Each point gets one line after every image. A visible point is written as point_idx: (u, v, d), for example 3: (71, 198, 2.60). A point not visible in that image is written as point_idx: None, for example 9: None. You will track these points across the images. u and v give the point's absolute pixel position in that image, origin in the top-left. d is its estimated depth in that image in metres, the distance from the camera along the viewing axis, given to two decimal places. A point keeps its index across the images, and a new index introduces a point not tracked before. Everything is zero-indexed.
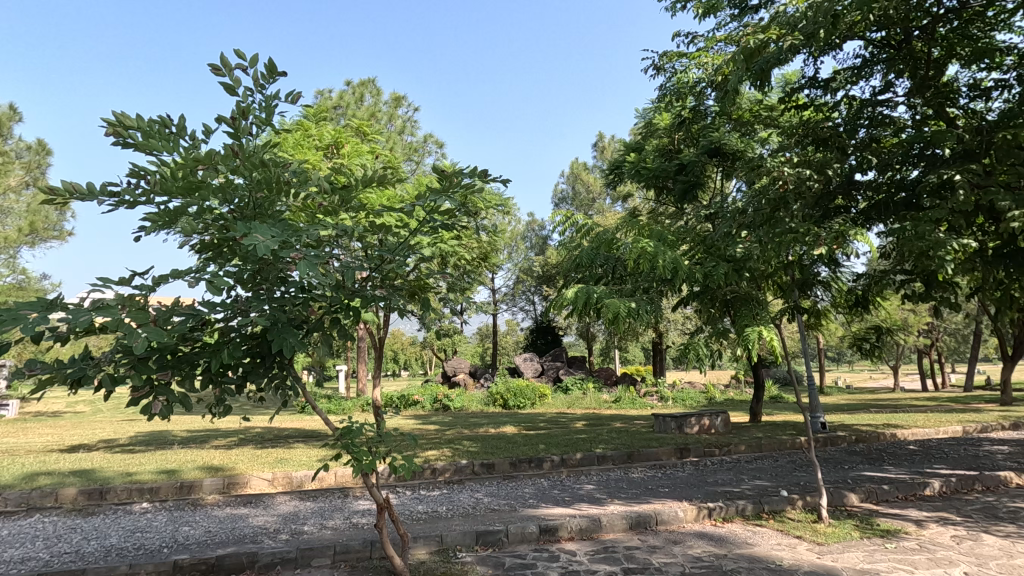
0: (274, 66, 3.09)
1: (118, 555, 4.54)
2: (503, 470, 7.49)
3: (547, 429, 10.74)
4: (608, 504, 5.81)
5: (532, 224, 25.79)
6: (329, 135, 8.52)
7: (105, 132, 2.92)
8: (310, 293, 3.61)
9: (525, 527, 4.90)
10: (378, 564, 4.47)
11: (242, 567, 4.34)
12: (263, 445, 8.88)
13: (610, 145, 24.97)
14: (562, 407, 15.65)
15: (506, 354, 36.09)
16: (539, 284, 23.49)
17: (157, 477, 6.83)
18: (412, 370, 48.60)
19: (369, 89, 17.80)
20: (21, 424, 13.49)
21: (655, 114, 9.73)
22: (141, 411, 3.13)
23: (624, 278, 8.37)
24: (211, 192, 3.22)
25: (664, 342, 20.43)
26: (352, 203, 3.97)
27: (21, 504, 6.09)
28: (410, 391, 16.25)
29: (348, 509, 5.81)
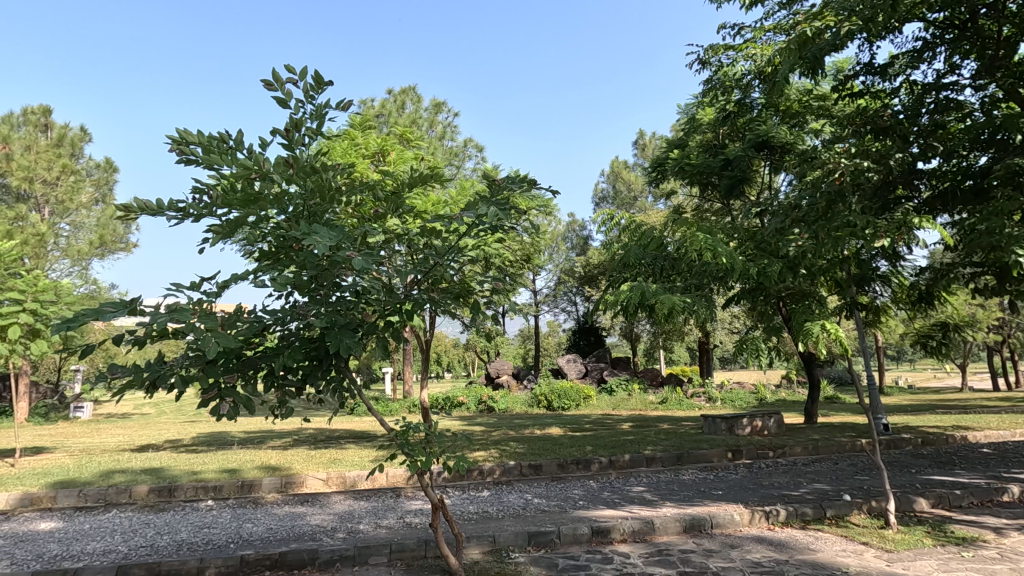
0: (322, 76, 3.19)
1: (189, 550, 4.77)
2: (551, 471, 7.47)
3: (593, 430, 10.67)
4: (660, 506, 5.71)
5: (572, 224, 25.74)
6: (375, 143, 8.75)
7: (169, 148, 3.11)
8: (363, 298, 3.69)
9: (577, 528, 4.89)
10: (433, 562, 4.54)
11: (303, 563, 4.47)
12: (317, 446, 9.16)
13: (652, 142, 24.62)
14: (607, 409, 15.49)
15: (548, 355, 36.04)
16: (581, 285, 23.34)
17: (220, 476, 7.14)
18: (456, 371, 49.28)
19: (410, 97, 18.24)
20: (95, 426, 14.36)
21: (697, 109, 9.51)
22: (211, 412, 3.26)
23: (673, 277, 8.20)
24: (270, 203, 3.36)
25: (711, 342, 19.98)
26: (403, 208, 4.10)
27: (99, 499, 6.50)
28: (454, 393, 16.42)
29: (401, 509, 5.91)
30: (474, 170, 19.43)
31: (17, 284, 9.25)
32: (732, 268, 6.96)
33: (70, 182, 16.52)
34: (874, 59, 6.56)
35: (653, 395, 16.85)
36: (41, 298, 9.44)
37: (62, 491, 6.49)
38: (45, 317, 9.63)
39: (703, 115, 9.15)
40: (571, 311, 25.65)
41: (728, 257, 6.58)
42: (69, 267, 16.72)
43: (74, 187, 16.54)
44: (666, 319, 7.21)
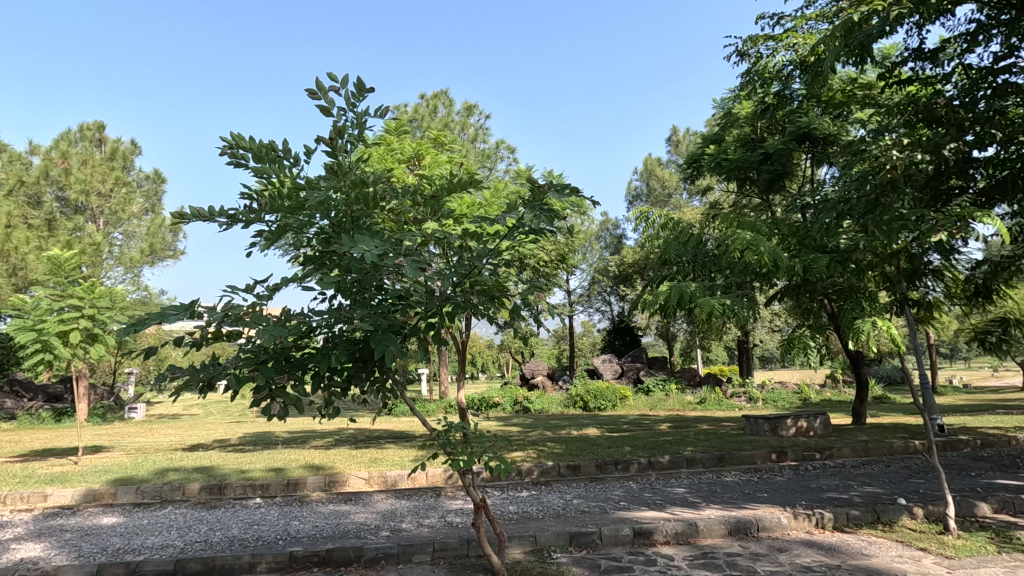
0: (363, 84, 3.27)
1: (241, 545, 4.95)
2: (590, 472, 7.42)
3: (631, 431, 10.55)
4: (703, 508, 5.61)
5: (606, 223, 25.62)
6: (411, 147, 8.89)
7: (221, 153, 3.24)
8: (406, 300, 3.73)
9: (619, 529, 4.85)
10: (475, 561, 4.58)
11: (349, 560, 4.57)
12: (358, 446, 9.33)
13: (686, 139, 24.26)
14: (645, 409, 15.30)
15: (583, 355, 35.87)
16: (615, 284, 23.09)
17: (266, 474, 7.38)
18: (490, 372, 49.47)
19: (442, 100, 18.42)
20: (147, 426, 15.06)
21: (734, 103, 9.29)
22: (263, 412, 3.36)
23: (713, 275, 8.05)
24: (317, 209, 3.45)
25: (751, 341, 19.50)
26: (442, 212, 4.17)
27: (156, 496, 6.79)
28: (490, 394, 16.49)
29: (442, 508, 5.98)
30: (507, 171, 19.49)
31: (77, 291, 9.78)
32: (775, 265, 6.80)
33: (122, 193, 17.35)
34: (924, 44, 6.29)
35: (692, 395, 16.56)
36: (99, 304, 9.96)
37: (122, 488, 6.82)
38: (102, 323, 10.15)
39: (741, 109, 8.95)
40: (605, 310, 25.47)
41: (772, 253, 6.44)
42: (122, 275, 17.52)
43: (126, 198, 17.37)
44: (707, 319, 7.10)
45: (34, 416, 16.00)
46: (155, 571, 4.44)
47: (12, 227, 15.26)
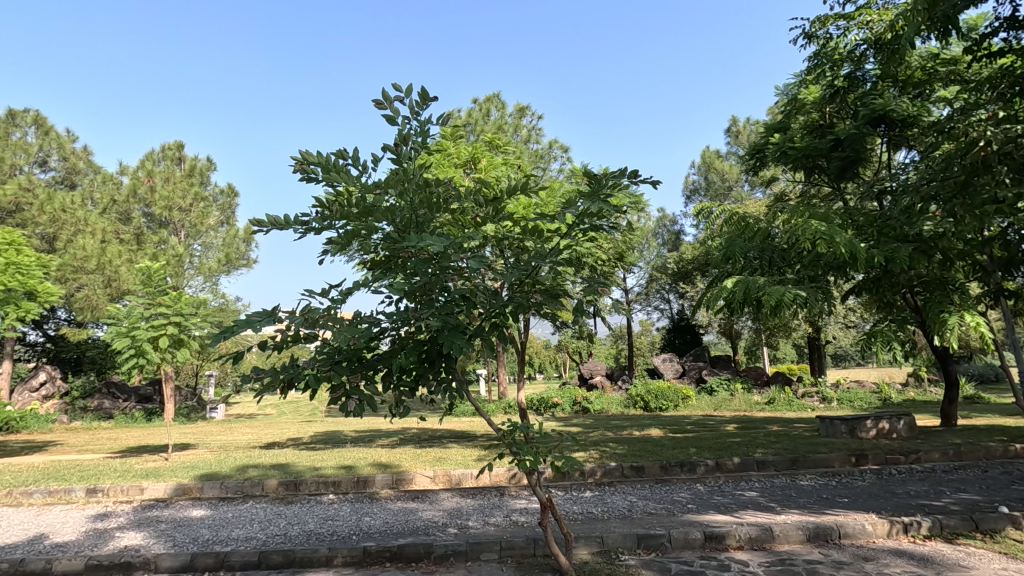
0: (427, 92, 3.35)
1: (318, 539, 5.18)
2: (654, 473, 7.25)
3: (695, 432, 10.25)
4: (779, 513, 5.37)
5: (663, 220, 25.08)
6: (467, 151, 9.06)
7: (294, 169, 3.42)
8: (471, 299, 3.77)
9: (689, 533, 4.71)
10: (543, 560, 4.58)
11: (419, 556, 4.69)
12: (422, 445, 9.55)
13: (746, 129, 23.37)
14: (708, 409, 14.84)
15: (641, 355, 35.20)
16: (674, 282, 22.50)
17: (338, 472, 7.67)
18: (548, 373, 49.46)
19: (494, 104, 18.58)
20: (229, 425, 16.05)
21: (800, 89, 8.87)
22: (339, 410, 3.51)
23: (783, 269, 7.61)
24: (382, 214, 3.55)
25: (822, 338, 18.50)
26: (502, 213, 4.18)
27: (238, 491, 7.19)
28: (550, 394, 16.47)
29: (507, 507, 6.03)
30: (560, 170, 19.38)
31: (165, 299, 10.57)
32: (851, 256, 6.41)
33: (200, 208, 18.58)
34: (1017, 12, 5.74)
35: (759, 395, 15.89)
36: (184, 311, 10.73)
37: (208, 483, 7.29)
38: (187, 328, 10.91)
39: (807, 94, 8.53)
40: (664, 309, 24.95)
41: (849, 245, 6.07)
42: (202, 283, 18.71)
43: (204, 212, 18.58)
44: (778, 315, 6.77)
45: (128, 416, 17.37)
46: (242, 562, 4.72)
47: (106, 242, 16.68)
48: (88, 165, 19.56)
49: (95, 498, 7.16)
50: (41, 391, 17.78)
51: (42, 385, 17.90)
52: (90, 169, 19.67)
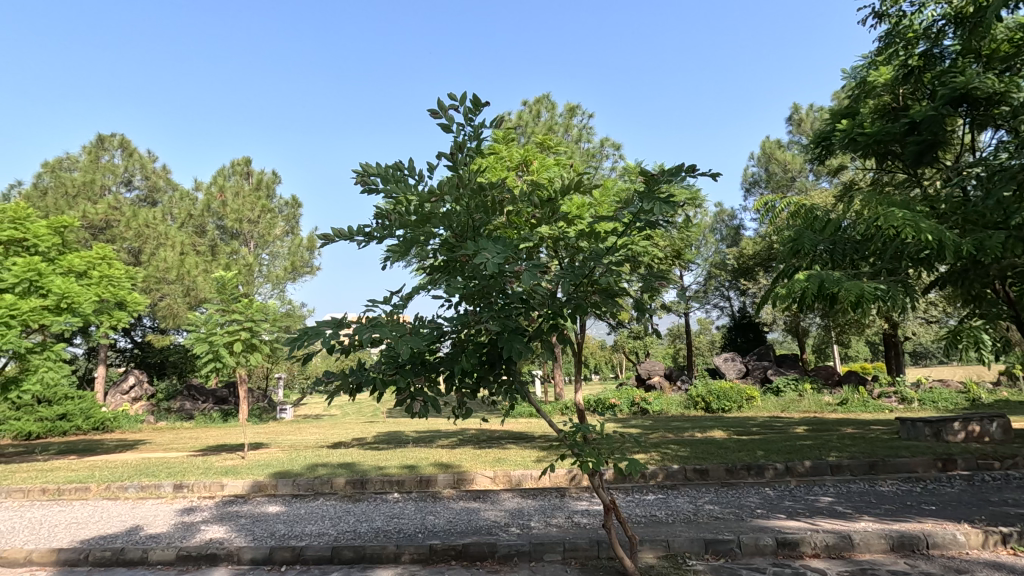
0: (479, 99, 3.40)
1: (386, 536, 5.35)
2: (719, 476, 7.00)
3: (762, 434, 9.86)
4: (858, 520, 5.08)
5: (721, 214, 24.31)
6: (519, 154, 9.17)
7: (356, 181, 3.56)
8: (529, 302, 3.78)
9: (760, 538, 4.54)
10: (607, 563, 4.54)
11: (484, 555, 4.76)
12: (482, 446, 9.67)
13: (810, 116, 22.29)
14: (775, 410, 14.24)
15: (701, 354, 34.28)
16: (735, 278, 21.74)
17: (401, 471, 7.89)
18: (604, 373, 49.00)
19: (544, 105, 18.58)
20: (297, 425, 16.83)
21: (869, 71, 8.39)
22: (405, 411, 3.62)
23: (858, 261, 7.17)
24: (440, 220, 3.65)
25: (900, 334, 17.34)
26: (558, 213, 4.14)
27: (309, 488, 7.53)
28: (607, 395, 16.29)
29: (569, 508, 6.01)
30: (613, 168, 19.16)
31: (238, 306, 11.22)
32: (936, 246, 5.96)
33: (267, 219, 19.59)
34: None
35: (830, 395, 15.10)
36: (255, 317, 11.34)
37: (281, 480, 7.66)
38: (258, 333, 11.52)
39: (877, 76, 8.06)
40: (724, 306, 24.17)
41: (937, 234, 5.65)
42: (271, 291, 19.64)
43: (271, 223, 19.58)
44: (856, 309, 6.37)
45: (207, 416, 18.55)
46: (316, 556, 4.93)
47: (184, 255, 17.88)
48: (167, 183, 21.00)
49: (181, 493, 7.69)
50: (131, 392, 19.25)
51: (131, 388, 19.34)
52: (169, 187, 21.11)
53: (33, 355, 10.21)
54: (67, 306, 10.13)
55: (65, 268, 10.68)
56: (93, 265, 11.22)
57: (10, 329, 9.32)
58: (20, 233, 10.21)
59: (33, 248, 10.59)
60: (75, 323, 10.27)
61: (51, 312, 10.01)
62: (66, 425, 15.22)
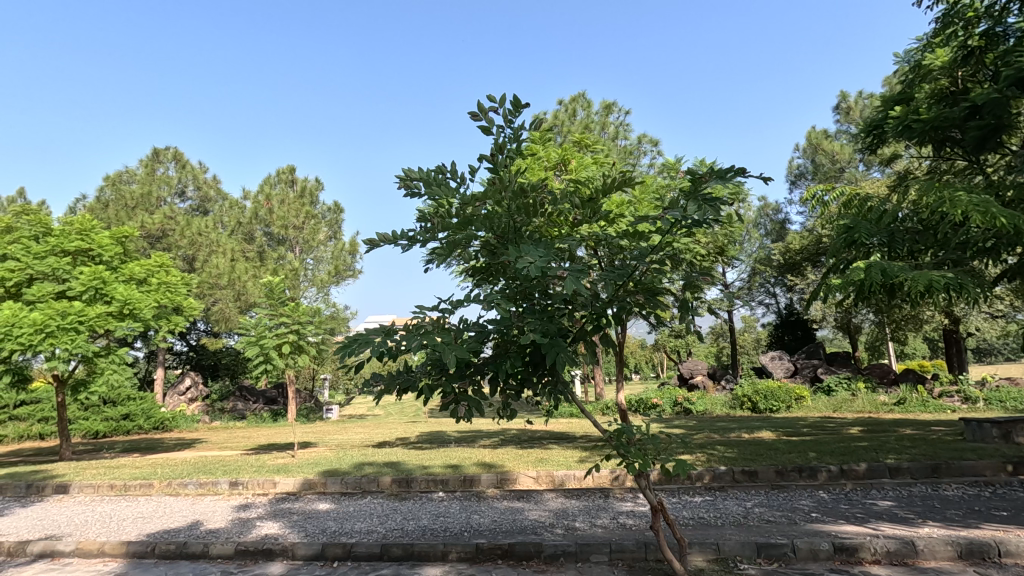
0: (519, 100, 3.41)
1: (433, 534, 5.44)
2: (769, 479, 6.78)
3: (814, 435, 9.52)
4: (922, 525, 4.85)
5: (765, 209, 23.61)
6: (557, 153, 9.18)
7: (399, 187, 3.64)
8: (572, 302, 3.76)
9: (815, 543, 4.38)
10: (655, 565, 4.48)
11: (530, 555, 4.77)
12: (524, 446, 9.68)
13: (859, 104, 21.38)
14: (826, 411, 13.71)
15: (746, 353, 33.43)
16: (781, 274, 21.07)
17: (445, 471, 7.99)
18: (645, 373, 48.41)
19: (580, 103, 18.48)
20: (343, 425, 17.30)
21: (924, 54, 7.98)
22: (451, 414, 3.68)
23: (919, 252, 6.81)
24: (481, 223, 3.65)
25: (962, 330, 16.43)
26: (600, 213, 4.08)
27: (357, 486, 7.71)
28: (649, 394, 16.06)
29: (614, 509, 5.96)
30: (651, 165, 18.87)
31: (286, 310, 11.59)
32: (1009, 232, 5.59)
33: (311, 225, 20.17)
34: None
35: (886, 395, 14.45)
36: (302, 320, 11.69)
37: (330, 479, 7.88)
38: (305, 335, 11.89)
39: (934, 59, 7.66)
40: (769, 303, 23.48)
41: (1009, 217, 5.33)
42: (316, 294, 20.15)
43: (315, 229, 20.15)
44: (923, 297, 6.04)
45: (258, 416, 19.26)
46: (366, 553, 5.06)
47: (235, 261, 18.65)
48: (217, 193, 21.89)
49: (237, 490, 8.01)
50: (188, 393, 20.18)
51: (187, 389, 20.34)
52: (219, 196, 22.01)
53: (99, 358, 10.83)
54: (129, 312, 10.70)
55: (127, 276, 11.28)
56: (151, 273, 11.82)
57: (79, 334, 9.92)
58: (86, 244, 10.84)
59: (98, 257, 11.22)
60: (137, 328, 10.83)
61: (114, 318, 10.59)
62: (129, 425, 16.10)
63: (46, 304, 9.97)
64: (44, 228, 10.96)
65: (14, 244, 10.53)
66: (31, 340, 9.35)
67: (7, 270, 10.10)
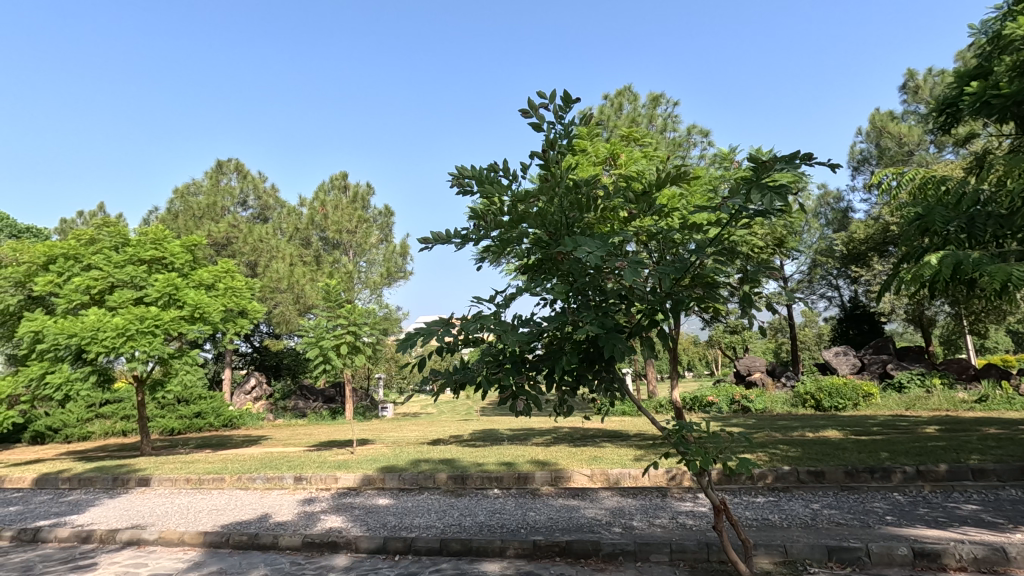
0: (570, 95, 3.35)
1: (490, 530, 5.49)
2: (837, 480, 6.46)
3: (886, 434, 9.02)
4: (1013, 531, 4.50)
5: (825, 197, 22.54)
6: (605, 149, 9.09)
7: (452, 185, 3.69)
8: (628, 295, 3.68)
9: (892, 548, 4.15)
10: (719, 567, 4.36)
11: (588, 553, 4.74)
12: (577, 444, 9.64)
13: (929, 82, 20.04)
14: (898, 409, 12.97)
15: (806, 349, 32.10)
16: (844, 266, 20.08)
17: (500, 468, 8.04)
18: (699, 371, 47.33)
19: (626, 97, 18.20)
20: (399, 422, 17.76)
21: (1005, 24, 7.40)
22: (509, 409, 3.67)
23: (1000, 239, 6.32)
24: (532, 219, 3.62)
25: None
26: (655, 206, 3.95)
27: (414, 482, 7.89)
28: (704, 392, 15.67)
29: (672, 509, 5.84)
30: (701, 157, 18.37)
31: (343, 312, 11.99)
32: None
33: (364, 229, 20.75)
34: None
35: (965, 392, 13.53)
36: (358, 321, 12.06)
37: (389, 475, 8.09)
38: (362, 336, 12.26)
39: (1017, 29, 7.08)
40: (832, 296, 22.44)
41: None
42: (370, 296, 20.75)
43: (367, 232, 20.73)
44: (1003, 290, 5.64)
45: (318, 414, 20.04)
46: (427, 547, 5.17)
47: (293, 265, 19.46)
48: (276, 201, 22.86)
49: (301, 484, 8.36)
50: (253, 392, 21.24)
51: (253, 388, 21.32)
52: (278, 204, 22.98)
53: (174, 360, 11.53)
54: (200, 315, 11.35)
55: (196, 282, 11.98)
56: (219, 278, 12.48)
57: (156, 337, 10.60)
58: (160, 253, 11.59)
59: (170, 265, 11.97)
60: (206, 330, 11.46)
61: (187, 321, 11.26)
62: (202, 422, 17.11)
63: (126, 309, 10.67)
64: (122, 239, 11.76)
65: (98, 254, 11.37)
66: (115, 344, 10.03)
67: (92, 279, 10.85)
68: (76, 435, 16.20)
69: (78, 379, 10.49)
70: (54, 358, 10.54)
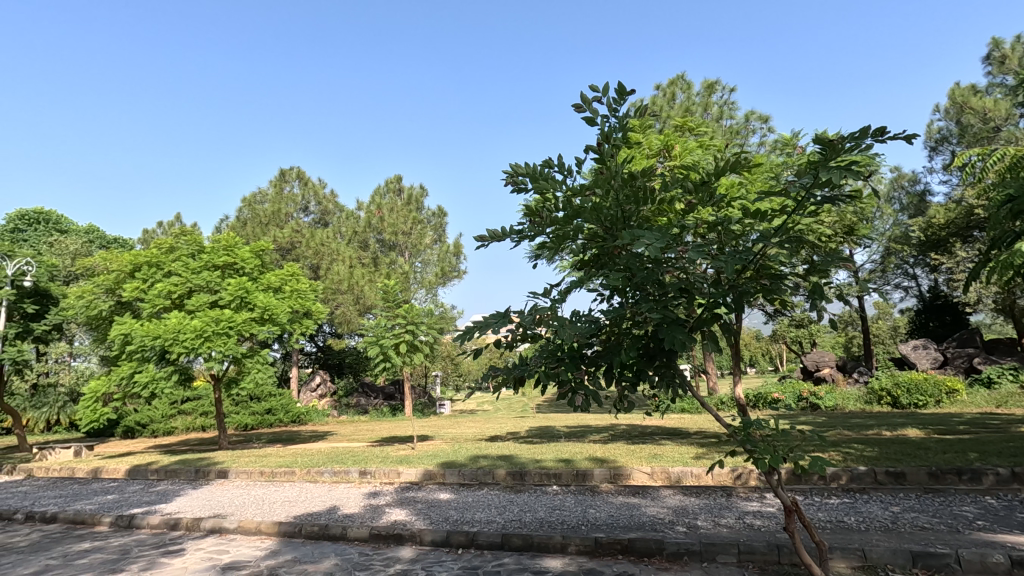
0: (624, 88, 3.29)
1: (551, 526, 5.51)
2: (920, 481, 6.06)
3: (974, 433, 8.38)
4: None
5: (899, 180, 21.14)
6: (658, 140, 8.90)
7: (506, 183, 3.70)
8: (689, 289, 3.56)
9: (986, 555, 3.87)
10: (791, 570, 4.20)
11: (651, 552, 4.68)
12: (636, 442, 9.51)
13: (1018, 50, 18.38)
14: (987, 407, 12.00)
15: (880, 342, 30.23)
16: (922, 253, 18.76)
17: (558, 465, 8.05)
18: (762, 366, 45.53)
19: (679, 86, 17.73)
20: (456, 419, 18.11)
21: None
22: (568, 403, 3.63)
23: None
24: (586, 214, 3.58)
25: None
26: (714, 196, 3.80)
27: (474, 478, 8.02)
28: (768, 388, 15.07)
29: (739, 509, 5.65)
30: (761, 144, 17.65)
31: (401, 311, 12.33)
32: None
33: (419, 230, 21.21)
34: None
35: None
36: (416, 320, 12.35)
37: (449, 470, 8.26)
38: (420, 335, 12.56)
39: None
40: (908, 287, 21.02)
41: None
42: (426, 296, 21.22)
43: (421, 233, 21.18)
44: None
45: (379, 411, 20.71)
46: (488, 542, 5.24)
47: (353, 268, 20.18)
48: (335, 206, 23.73)
49: (366, 478, 8.68)
50: (318, 390, 22.23)
51: (318, 385, 22.34)
52: (337, 209, 23.85)
53: (247, 359, 12.23)
54: (268, 317, 11.97)
55: (265, 285, 12.65)
56: (285, 282, 13.09)
57: (230, 338, 11.27)
58: (231, 258, 12.31)
59: (241, 270, 12.67)
60: (275, 331, 12.07)
61: (257, 323, 11.90)
62: (272, 418, 18.04)
63: (203, 312, 11.39)
64: (198, 247, 12.57)
65: (177, 262, 12.19)
66: (194, 345, 10.74)
67: (173, 284, 11.65)
68: (162, 430, 17.50)
69: (162, 378, 11.31)
70: (141, 358, 11.39)
